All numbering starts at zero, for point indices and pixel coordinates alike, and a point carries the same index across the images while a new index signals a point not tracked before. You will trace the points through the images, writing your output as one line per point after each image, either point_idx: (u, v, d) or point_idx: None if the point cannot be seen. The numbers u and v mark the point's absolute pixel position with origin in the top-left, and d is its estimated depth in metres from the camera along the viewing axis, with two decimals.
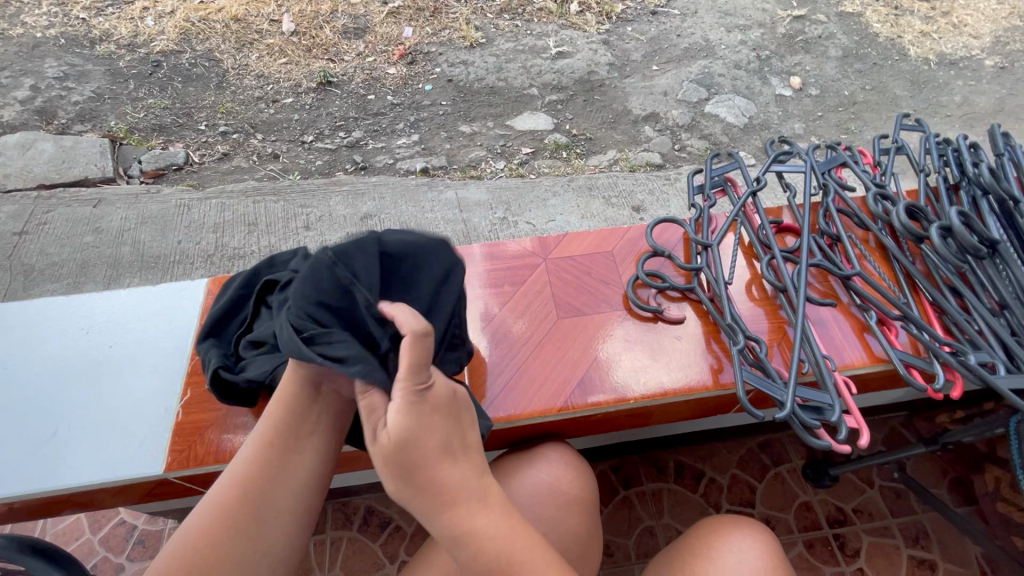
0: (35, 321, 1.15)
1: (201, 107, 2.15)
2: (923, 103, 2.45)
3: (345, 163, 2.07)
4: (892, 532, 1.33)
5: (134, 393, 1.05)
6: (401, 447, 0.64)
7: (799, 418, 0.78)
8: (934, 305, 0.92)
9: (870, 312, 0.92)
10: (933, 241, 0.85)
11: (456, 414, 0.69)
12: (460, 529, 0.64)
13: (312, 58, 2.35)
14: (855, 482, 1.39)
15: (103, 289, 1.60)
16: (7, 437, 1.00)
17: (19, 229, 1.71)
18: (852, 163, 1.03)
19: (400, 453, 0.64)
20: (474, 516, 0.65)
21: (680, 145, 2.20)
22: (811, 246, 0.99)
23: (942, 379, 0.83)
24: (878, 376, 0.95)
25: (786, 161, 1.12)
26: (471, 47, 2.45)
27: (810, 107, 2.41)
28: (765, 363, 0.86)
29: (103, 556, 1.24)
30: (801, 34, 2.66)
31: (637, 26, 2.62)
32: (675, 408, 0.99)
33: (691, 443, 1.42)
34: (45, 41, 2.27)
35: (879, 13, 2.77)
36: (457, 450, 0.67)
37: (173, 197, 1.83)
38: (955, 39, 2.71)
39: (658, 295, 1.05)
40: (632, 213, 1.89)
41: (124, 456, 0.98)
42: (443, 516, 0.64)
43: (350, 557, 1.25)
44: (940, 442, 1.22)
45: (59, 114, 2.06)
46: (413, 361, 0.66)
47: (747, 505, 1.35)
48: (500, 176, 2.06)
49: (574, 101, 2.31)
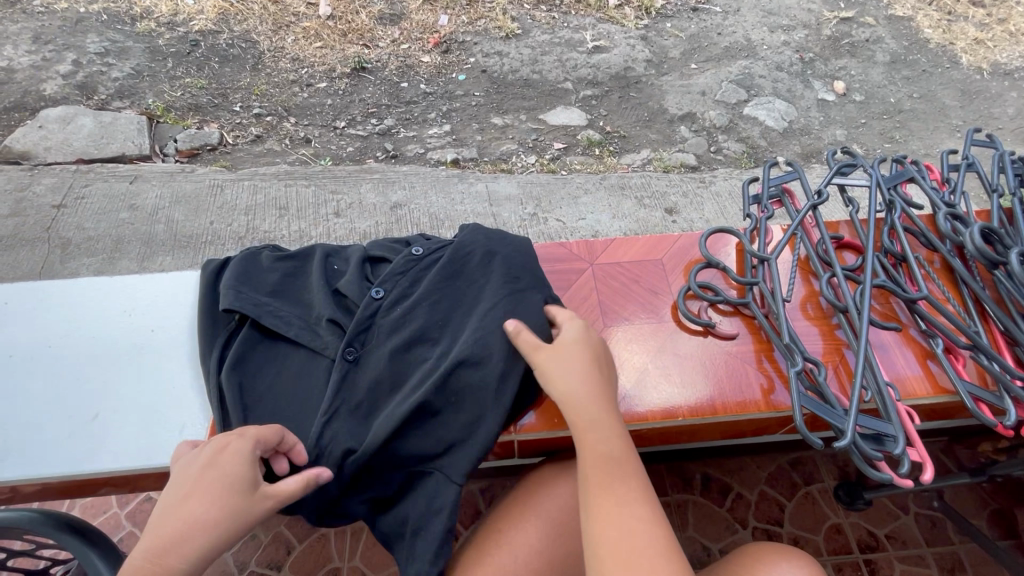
0: (79, 299, 1.15)
1: (236, 88, 2.15)
2: (972, 114, 2.34)
3: (375, 151, 2.05)
4: (927, 562, 1.27)
5: (174, 379, 1.04)
6: (572, 346, 0.86)
7: (860, 449, 0.75)
8: (1006, 334, 0.87)
9: (936, 339, 0.88)
10: (1011, 267, 0.80)
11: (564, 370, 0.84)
12: (591, 417, 0.80)
13: (347, 43, 2.33)
14: (889, 507, 1.34)
15: (136, 266, 1.62)
16: (51, 414, 1.01)
17: (58, 202, 1.73)
18: (921, 178, 0.98)
19: (568, 351, 0.86)
20: (597, 378, 0.84)
21: (716, 147, 2.14)
22: (874, 266, 0.94)
23: (1015, 415, 0.78)
24: (942, 406, 0.91)
25: (849, 174, 1.06)
26: (507, 38, 2.41)
27: (853, 113, 2.32)
28: (824, 388, 0.82)
29: (128, 531, 1.19)
30: (847, 37, 2.56)
31: (676, 22, 2.55)
32: (722, 428, 0.96)
33: (720, 456, 1.39)
34: (88, 17, 2.29)
35: (931, 18, 2.66)
36: (578, 392, 0.82)
37: (207, 177, 1.85)
38: (1011, 48, 2.59)
39: (708, 308, 1.02)
40: (664, 215, 1.86)
41: (164, 443, 0.97)
42: (590, 400, 0.81)
43: (370, 549, 1.24)
44: (987, 474, 1.16)
45: (99, 90, 2.07)
46: (568, 361, 0.84)
47: (775, 523, 1.31)
48: (531, 171, 2.01)
49: (608, 97, 2.26)
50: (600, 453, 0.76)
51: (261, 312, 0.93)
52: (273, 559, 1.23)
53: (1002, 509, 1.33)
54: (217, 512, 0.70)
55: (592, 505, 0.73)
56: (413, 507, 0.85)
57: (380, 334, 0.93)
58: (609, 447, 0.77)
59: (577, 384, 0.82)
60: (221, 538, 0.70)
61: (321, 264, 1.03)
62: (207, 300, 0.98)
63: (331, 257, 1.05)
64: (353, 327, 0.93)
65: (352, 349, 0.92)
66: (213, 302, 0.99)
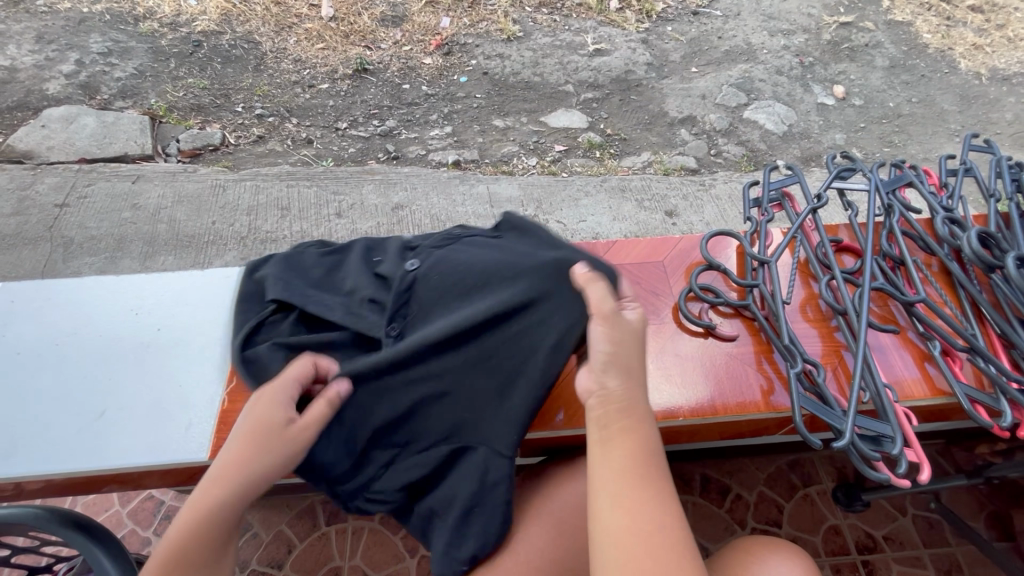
0: (85, 298, 1.16)
1: (239, 89, 2.16)
2: (971, 119, 2.36)
3: (377, 152, 2.06)
4: (924, 563, 1.28)
5: (179, 378, 1.05)
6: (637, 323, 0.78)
7: (858, 449, 0.76)
8: (1003, 337, 0.88)
9: (934, 341, 0.89)
10: (1008, 271, 0.81)
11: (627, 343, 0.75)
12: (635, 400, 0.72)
13: (349, 44, 2.34)
14: (887, 508, 1.35)
15: (138, 265, 1.63)
16: (56, 411, 1.01)
17: (60, 201, 1.74)
18: (919, 182, 0.99)
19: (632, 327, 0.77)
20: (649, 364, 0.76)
21: (716, 150, 2.15)
22: (873, 269, 0.95)
23: (1011, 417, 0.79)
24: (938, 408, 0.92)
25: (848, 178, 1.08)
26: (508, 40, 2.43)
27: (852, 117, 2.33)
28: (823, 389, 0.84)
29: (130, 529, 1.19)
30: (846, 41, 2.57)
31: (677, 26, 2.57)
32: (721, 428, 0.97)
33: (720, 458, 1.39)
34: (91, 17, 2.30)
35: (930, 23, 2.68)
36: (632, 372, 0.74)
37: (209, 178, 1.86)
38: (1009, 53, 2.61)
39: (709, 309, 1.03)
40: (665, 218, 1.87)
41: (169, 441, 0.98)
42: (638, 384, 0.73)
43: (370, 548, 1.25)
44: (983, 476, 1.17)
45: (102, 90, 2.08)
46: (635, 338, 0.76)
47: (774, 525, 1.32)
48: (532, 173, 2.02)
49: (609, 100, 2.27)
50: (641, 448, 0.69)
51: (303, 299, 0.95)
52: (274, 558, 1.24)
53: (999, 511, 1.34)
54: (252, 438, 0.75)
55: (612, 496, 0.66)
56: (442, 490, 0.83)
57: (421, 307, 0.92)
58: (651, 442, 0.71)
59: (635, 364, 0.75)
60: (263, 462, 0.74)
61: (360, 258, 1.03)
62: (249, 291, 1.02)
63: (371, 250, 1.06)
64: (392, 303, 0.92)
65: (395, 325, 0.91)
66: (255, 290, 1.02)
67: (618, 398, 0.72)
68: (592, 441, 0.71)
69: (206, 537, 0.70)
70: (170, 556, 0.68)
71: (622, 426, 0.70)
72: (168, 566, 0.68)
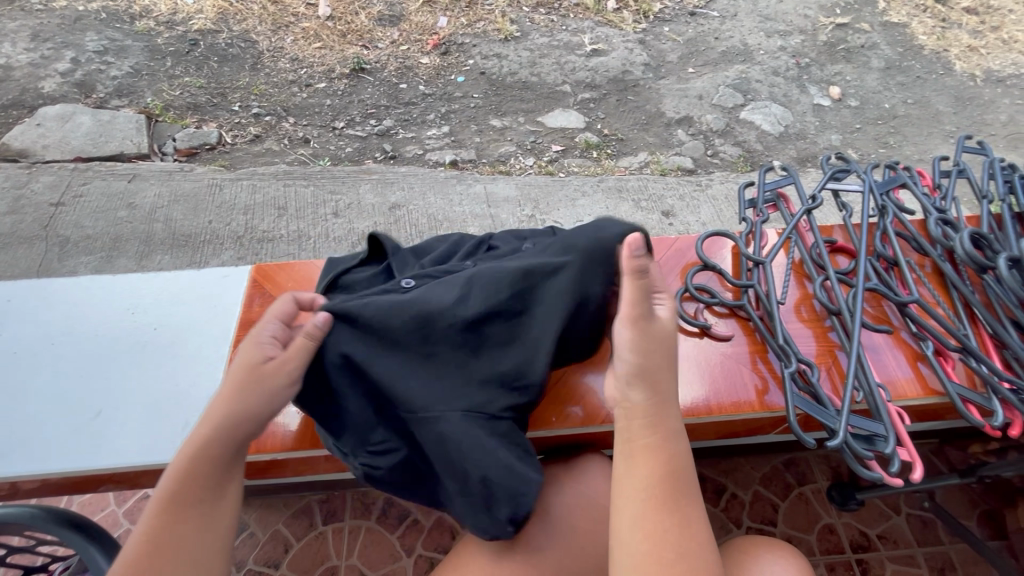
0: (81, 297, 1.16)
1: (236, 88, 2.16)
2: (966, 120, 2.37)
3: (374, 151, 2.05)
4: (918, 562, 1.29)
5: (176, 377, 1.05)
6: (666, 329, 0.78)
7: (852, 448, 0.76)
8: (995, 337, 0.89)
9: (927, 341, 0.90)
10: (1000, 272, 0.82)
11: (657, 352, 0.76)
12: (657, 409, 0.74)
13: (346, 43, 2.34)
14: (881, 507, 1.36)
15: (134, 264, 1.63)
16: (52, 410, 1.01)
17: (56, 200, 1.73)
18: (913, 184, 1.00)
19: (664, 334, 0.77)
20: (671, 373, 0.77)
21: (712, 150, 2.16)
22: (867, 269, 0.96)
23: (1002, 416, 0.80)
24: (931, 408, 0.93)
25: (842, 179, 1.08)
26: (506, 40, 2.43)
27: (848, 119, 2.34)
28: (817, 388, 0.84)
29: (127, 529, 1.19)
30: (842, 43, 2.59)
31: (674, 27, 2.58)
32: (715, 427, 0.97)
33: (715, 457, 1.40)
34: (87, 15, 2.29)
35: (925, 25, 2.69)
36: (655, 383, 0.75)
37: (206, 177, 1.85)
38: (1004, 55, 2.62)
39: (704, 309, 1.04)
40: (661, 218, 1.88)
41: (166, 440, 0.98)
42: (662, 396, 0.74)
43: (367, 547, 1.25)
44: (976, 475, 1.18)
45: (98, 88, 2.07)
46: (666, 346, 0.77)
47: (769, 523, 1.33)
48: (529, 173, 2.02)
49: (606, 100, 2.28)
50: (663, 460, 0.71)
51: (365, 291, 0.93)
52: (271, 557, 1.24)
53: (993, 510, 1.35)
54: (236, 374, 0.77)
55: (638, 510, 0.68)
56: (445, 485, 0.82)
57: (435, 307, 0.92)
58: (674, 451, 0.72)
59: (663, 374, 0.76)
60: (247, 393, 0.75)
61: (430, 263, 0.99)
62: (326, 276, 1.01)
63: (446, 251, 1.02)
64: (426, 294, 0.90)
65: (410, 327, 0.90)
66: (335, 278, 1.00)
67: (644, 411, 0.74)
68: (618, 459, 0.73)
69: (201, 472, 0.72)
70: (169, 493, 0.70)
71: (646, 442, 0.72)
72: (168, 499, 0.70)
